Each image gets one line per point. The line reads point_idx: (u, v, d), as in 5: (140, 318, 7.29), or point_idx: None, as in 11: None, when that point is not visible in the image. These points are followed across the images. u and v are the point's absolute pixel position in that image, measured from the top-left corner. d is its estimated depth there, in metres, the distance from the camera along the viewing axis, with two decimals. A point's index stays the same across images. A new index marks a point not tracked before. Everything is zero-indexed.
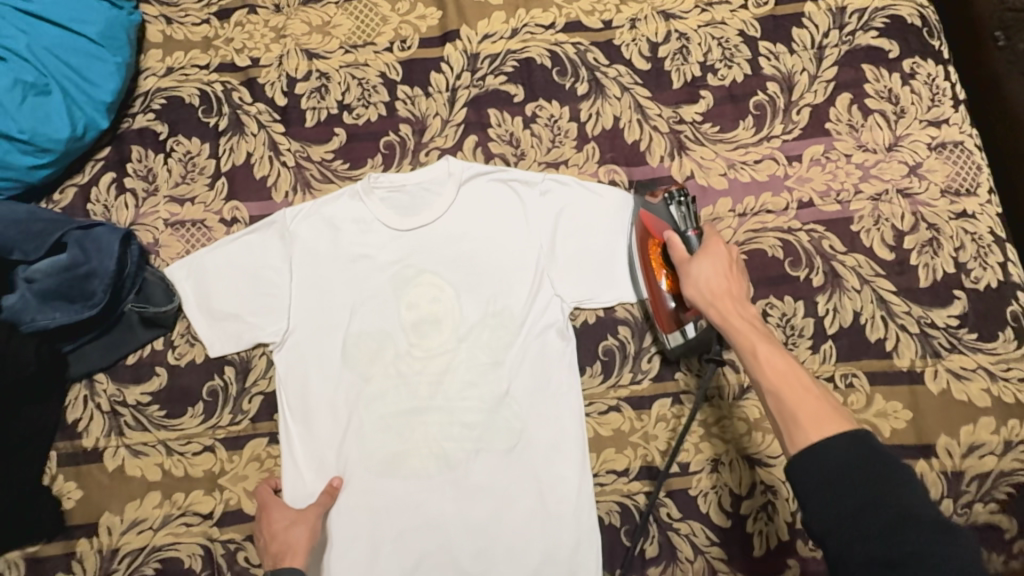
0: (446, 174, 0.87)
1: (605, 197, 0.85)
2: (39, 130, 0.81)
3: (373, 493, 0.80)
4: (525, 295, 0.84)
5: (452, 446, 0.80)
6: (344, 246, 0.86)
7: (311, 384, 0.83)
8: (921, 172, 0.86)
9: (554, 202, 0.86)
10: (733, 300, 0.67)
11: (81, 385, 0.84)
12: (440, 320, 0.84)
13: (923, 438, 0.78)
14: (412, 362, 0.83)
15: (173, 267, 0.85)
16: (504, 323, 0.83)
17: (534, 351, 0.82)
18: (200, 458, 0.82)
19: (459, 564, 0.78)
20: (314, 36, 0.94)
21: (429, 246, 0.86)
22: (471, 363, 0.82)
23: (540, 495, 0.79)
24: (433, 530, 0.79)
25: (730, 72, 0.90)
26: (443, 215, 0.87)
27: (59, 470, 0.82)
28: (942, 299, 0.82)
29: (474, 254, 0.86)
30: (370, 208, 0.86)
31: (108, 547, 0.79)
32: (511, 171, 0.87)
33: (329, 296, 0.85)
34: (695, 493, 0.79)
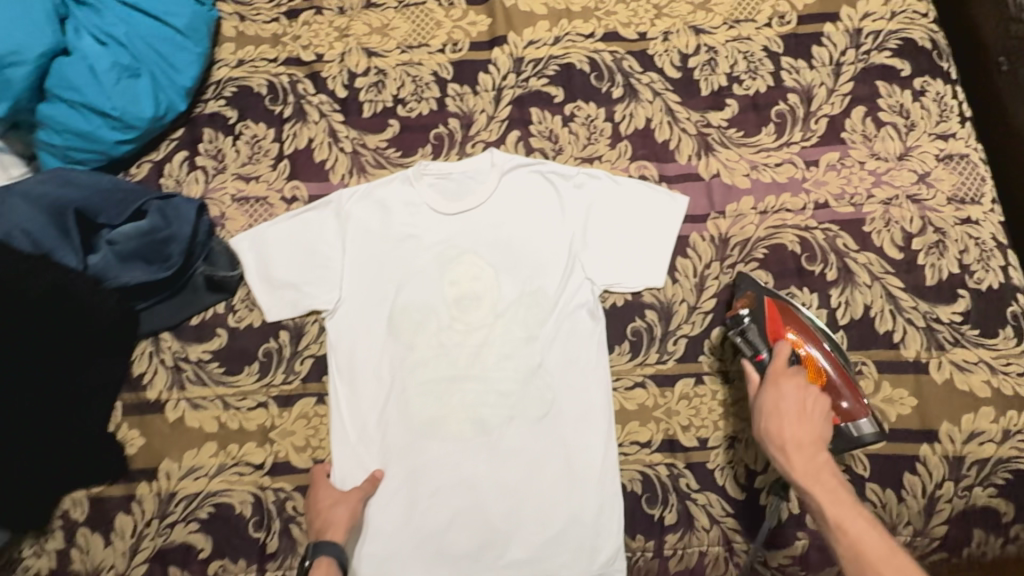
0: (489, 164, 0.95)
1: (636, 191, 0.93)
2: (128, 109, 0.89)
3: (412, 452, 0.86)
4: (559, 277, 0.91)
5: (488, 413, 0.87)
6: (394, 226, 0.93)
7: (359, 350, 0.90)
8: (929, 181, 0.93)
9: (588, 194, 0.94)
10: (801, 452, 0.72)
11: (147, 342, 0.91)
12: (480, 297, 0.91)
13: (927, 423, 0.84)
14: (453, 335, 0.89)
15: (237, 238, 0.92)
16: (539, 301, 0.90)
17: (565, 328, 0.89)
18: (254, 413, 0.89)
19: (491, 521, 0.84)
20: (374, 37, 1.03)
21: (472, 228, 0.93)
22: (508, 337, 0.89)
23: (567, 460, 0.85)
24: (469, 489, 0.85)
25: (754, 83, 0.98)
26: (486, 201, 0.94)
27: (124, 419, 0.89)
28: (947, 297, 0.88)
29: (513, 238, 0.93)
30: (419, 192, 0.94)
31: (166, 490, 0.86)
32: (549, 164, 0.95)
33: (379, 271, 0.92)
34: (712, 467, 0.85)
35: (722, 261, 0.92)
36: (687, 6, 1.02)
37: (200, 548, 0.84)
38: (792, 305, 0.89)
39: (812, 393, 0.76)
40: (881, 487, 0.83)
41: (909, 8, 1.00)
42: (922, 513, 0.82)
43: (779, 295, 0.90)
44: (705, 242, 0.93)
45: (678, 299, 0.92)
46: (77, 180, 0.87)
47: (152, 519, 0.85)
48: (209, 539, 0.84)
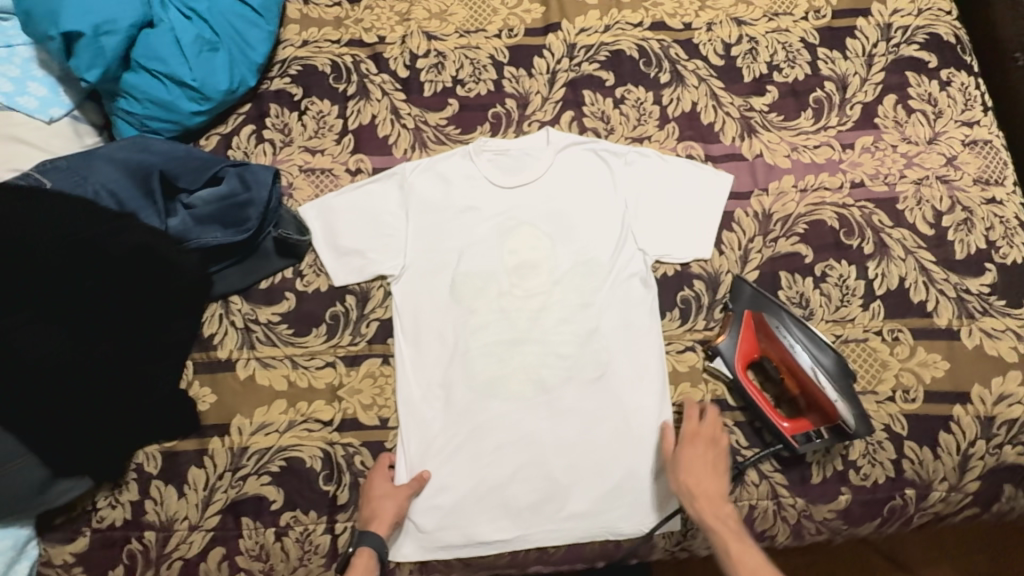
0: (545, 142, 1.00)
1: (684, 169, 0.98)
2: (207, 81, 0.94)
3: (475, 410, 0.89)
4: (614, 247, 0.95)
5: (547, 374, 0.90)
6: (454, 197, 0.97)
7: (422, 314, 0.93)
8: (957, 164, 1.00)
9: (639, 171, 0.99)
10: (709, 499, 0.81)
11: (217, 304, 0.94)
12: (538, 265, 0.95)
13: (960, 386, 0.90)
14: (512, 300, 0.93)
15: (306, 208, 0.97)
16: (594, 269, 0.94)
17: (620, 296, 0.94)
18: (323, 372, 0.92)
19: (551, 475, 0.88)
20: (433, 21, 1.08)
21: (530, 201, 0.97)
22: (565, 302, 0.93)
23: (623, 419, 0.89)
24: (530, 446, 0.88)
25: (793, 72, 1.05)
26: (542, 175, 0.98)
27: (195, 376, 0.92)
28: (975, 270, 0.95)
29: (569, 210, 0.97)
30: (479, 166, 0.98)
31: (238, 445, 0.89)
32: (602, 142, 1.00)
33: (440, 240, 0.95)
34: (759, 426, 0.89)
35: (765, 235, 0.97)
36: None
37: (272, 500, 0.87)
38: (830, 276, 0.95)
39: (714, 455, 0.84)
40: (919, 445, 0.88)
41: (934, 6, 1.08)
42: (956, 469, 0.88)
43: (817, 267, 0.95)
44: (749, 217, 0.98)
45: (724, 270, 0.96)
46: (157, 147, 0.91)
47: (225, 472, 0.88)
48: (281, 491, 0.87)
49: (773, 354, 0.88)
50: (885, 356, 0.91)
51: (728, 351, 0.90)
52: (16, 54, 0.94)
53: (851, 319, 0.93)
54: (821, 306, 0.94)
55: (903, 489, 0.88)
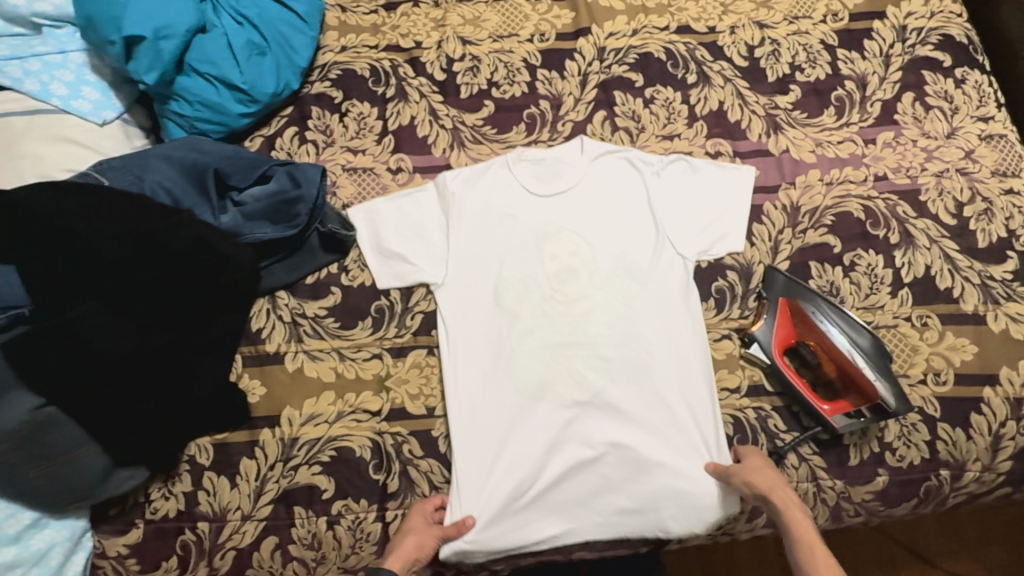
0: (580, 150, 1.02)
1: (717, 177, 1.01)
2: (256, 84, 0.97)
3: (523, 413, 0.91)
4: (653, 252, 0.97)
5: (593, 376, 0.92)
6: (494, 205, 1.00)
7: (466, 320, 0.95)
8: (974, 157, 1.04)
9: (672, 178, 1.01)
10: (785, 492, 0.83)
11: (264, 299, 0.97)
12: (579, 270, 0.97)
13: (989, 369, 0.93)
14: (555, 305, 0.95)
15: (354, 210, 0.99)
16: (634, 273, 0.96)
17: (661, 298, 0.95)
18: (370, 363, 0.94)
19: (601, 474, 0.89)
20: (468, 27, 1.13)
21: (567, 208, 1.00)
22: (607, 306, 0.95)
23: (669, 417, 0.91)
24: (580, 448, 0.90)
25: (814, 71, 1.09)
26: (578, 183, 1.00)
27: (244, 369, 0.94)
28: (997, 257, 0.98)
29: (606, 216, 0.99)
30: (516, 176, 1.01)
31: (289, 435, 0.91)
32: (635, 152, 1.02)
33: (482, 247, 0.97)
34: (796, 410, 0.92)
35: (794, 227, 1.01)
36: (751, 4, 1.13)
37: (323, 489, 0.89)
38: (859, 265, 0.98)
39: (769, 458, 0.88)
40: (952, 427, 0.91)
41: (946, 9, 1.13)
42: (988, 449, 0.91)
43: (846, 257, 0.99)
44: (778, 210, 1.02)
45: (756, 261, 0.99)
46: (206, 146, 0.94)
47: (276, 462, 0.90)
48: (332, 480, 0.89)
49: (808, 337, 0.92)
50: (915, 341, 0.94)
51: (765, 338, 0.93)
52: (69, 59, 0.98)
53: (881, 306, 0.96)
54: (851, 294, 0.97)
55: (938, 469, 0.90)
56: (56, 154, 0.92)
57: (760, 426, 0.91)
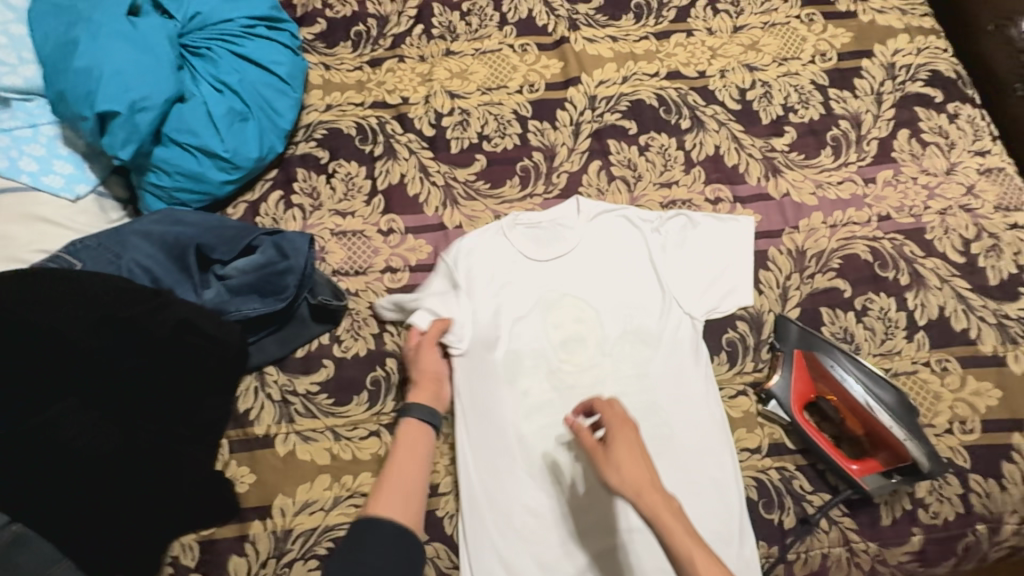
0: (576, 211, 0.99)
1: (721, 225, 0.99)
2: (238, 151, 0.93)
3: (539, 498, 0.85)
4: (659, 313, 0.94)
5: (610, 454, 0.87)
6: (492, 273, 0.95)
7: (471, 397, 0.89)
8: (976, 192, 1.02)
9: (672, 232, 0.98)
10: (656, 493, 0.69)
11: (252, 377, 0.91)
12: (586, 337, 0.92)
13: (1016, 413, 0.89)
14: (564, 376, 0.91)
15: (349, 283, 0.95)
16: (643, 337, 0.92)
17: (672, 363, 0.91)
18: (367, 442, 0.88)
19: (627, 561, 0.83)
20: (455, 81, 1.10)
21: (569, 273, 0.96)
22: (618, 375, 0.91)
23: (696, 493, 0.85)
24: (601, 533, 0.84)
25: (808, 112, 1.08)
26: (576, 245, 0.97)
27: (232, 456, 0.87)
28: (1011, 294, 0.96)
29: (609, 279, 0.95)
30: (513, 241, 0.96)
31: (281, 527, 0.84)
32: (631, 209, 1.00)
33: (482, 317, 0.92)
34: (821, 468, 0.87)
35: (801, 272, 0.98)
36: (739, 47, 1.13)
37: None
38: (871, 309, 0.95)
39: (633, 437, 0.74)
40: (983, 478, 0.87)
41: (932, 45, 1.13)
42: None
43: (857, 301, 0.96)
44: (784, 255, 0.99)
45: (765, 309, 0.96)
46: (189, 219, 0.89)
47: (269, 558, 0.82)
48: None
49: (830, 392, 0.87)
50: (937, 387, 0.91)
51: (783, 393, 0.89)
52: (41, 133, 0.93)
53: (898, 352, 0.93)
54: (867, 340, 0.94)
55: (975, 524, 0.85)
56: (26, 235, 0.87)
57: (785, 488, 0.86)
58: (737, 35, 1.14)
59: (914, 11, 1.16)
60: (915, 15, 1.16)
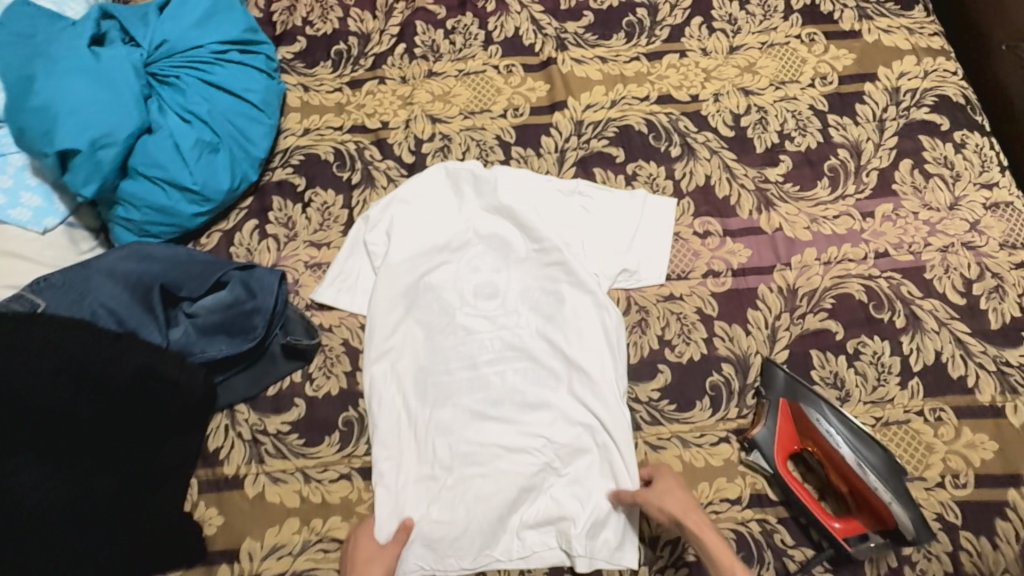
0: (450, 251, 0.96)
1: (412, 230, 0.97)
2: (208, 183, 0.91)
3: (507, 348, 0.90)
4: (429, 240, 0.96)
5: (476, 377, 0.89)
6: (467, 287, 0.94)
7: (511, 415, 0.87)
8: (981, 229, 0.97)
9: (437, 269, 0.95)
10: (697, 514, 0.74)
11: (223, 414, 0.89)
12: (451, 370, 0.89)
13: (1010, 468, 0.85)
14: (386, 323, 0.92)
15: (321, 293, 0.94)
16: (443, 292, 0.94)
17: (416, 286, 0.94)
18: (337, 485, 0.86)
19: (449, 296, 0.93)
20: (437, 104, 1.07)
21: (493, 247, 0.96)
22: (471, 378, 0.89)
23: (432, 322, 0.92)
24: (467, 317, 0.92)
25: (805, 140, 1.03)
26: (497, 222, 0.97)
27: (200, 497, 0.85)
28: (1012, 340, 0.91)
29: (448, 280, 0.94)
30: (487, 280, 0.94)
31: (249, 572, 0.82)
32: (470, 237, 0.96)
33: (489, 284, 0.94)
34: (804, 521, 0.83)
35: (792, 311, 0.94)
36: (734, 69, 1.08)
37: None
38: (864, 353, 0.91)
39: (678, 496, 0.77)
40: (975, 535, 0.83)
41: (941, 67, 1.07)
42: (1018, 560, 0.82)
43: (850, 344, 0.92)
44: (774, 293, 0.95)
45: (752, 350, 0.92)
46: (157, 254, 0.88)
47: None
48: None
49: (814, 446, 0.84)
50: (929, 438, 0.87)
51: (766, 442, 0.85)
52: (8, 163, 0.91)
53: (890, 399, 0.89)
54: (858, 386, 0.90)
55: None
56: None
57: (765, 542, 0.83)
58: (733, 56, 1.08)
59: (923, 30, 1.10)
60: (923, 34, 1.09)
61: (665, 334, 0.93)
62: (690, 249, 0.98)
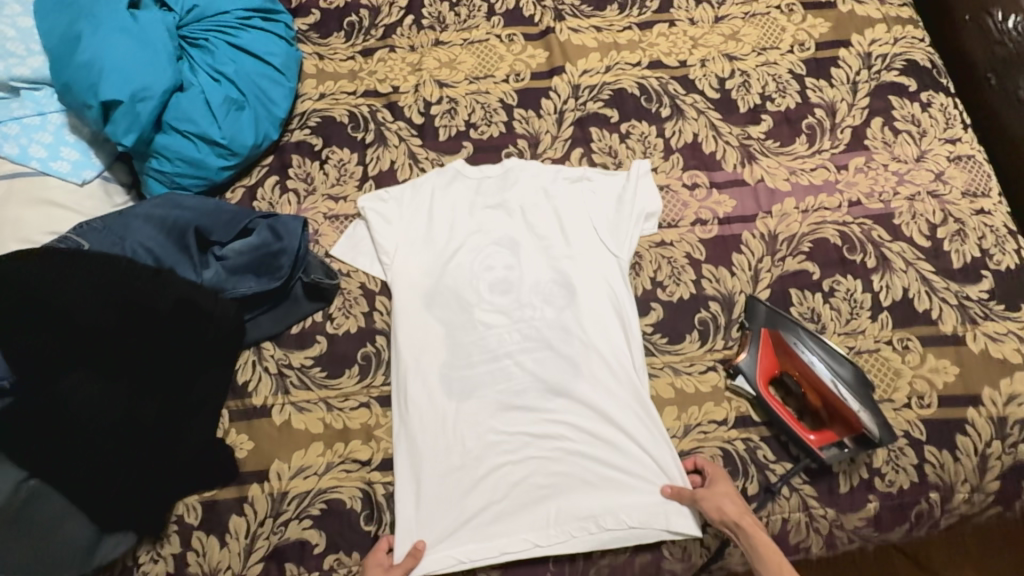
0: (463, 247, 1.01)
1: (425, 227, 1.02)
2: (235, 138, 0.98)
3: (525, 340, 0.96)
4: (443, 237, 1.02)
5: (497, 369, 0.94)
6: (484, 282, 0.99)
7: (533, 403, 0.92)
8: (945, 179, 1.06)
9: (453, 266, 1.00)
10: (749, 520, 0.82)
11: (250, 351, 0.96)
12: (473, 363, 0.95)
13: (970, 389, 0.94)
14: (407, 321, 0.97)
15: (338, 250, 1.02)
16: (460, 288, 0.99)
17: (434, 284, 0.99)
18: (357, 412, 0.94)
19: (467, 292, 0.98)
20: (444, 70, 1.14)
21: (506, 245, 1.02)
22: (491, 370, 0.94)
23: (452, 318, 0.97)
24: (485, 312, 0.98)
25: (785, 100, 1.12)
26: (507, 222, 1.03)
27: (231, 425, 0.92)
28: (973, 277, 1.00)
29: (464, 276, 0.99)
30: (502, 276, 1.00)
31: (278, 490, 0.90)
32: (482, 233, 1.02)
33: (505, 279, 1.00)
34: (784, 439, 0.92)
35: (773, 255, 1.02)
36: (719, 37, 1.16)
37: (315, 543, 0.87)
38: (838, 291, 1.00)
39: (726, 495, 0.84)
40: (938, 449, 0.91)
41: (909, 35, 1.16)
42: (976, 470, 0.91)
43: (826, 283, 1.00)
44: (756, 239, 1.03)
45: (736, 290, 1.00)
46: (188, 203, 0.95)
47: (266, 518, 0.88)
48: (324, 534, 0.88)
49: (792, 369, 0.92)
50: (897, 364, 0.95)
51: (749, 368, 0.93)
52: (48, 121, 0.98)
53: (862, 331, 0.97)
54: (832, 320, 0.98)
55: (928, 492, 0.90)
56: (35, 216, 0.93)
57: (749, 458, 0.91)
58: (718, 26, 1.17)
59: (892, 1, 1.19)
60: (893, 5, 1.18)
61: (657, 276, 1.01)
62: (679, 199, 1.06)
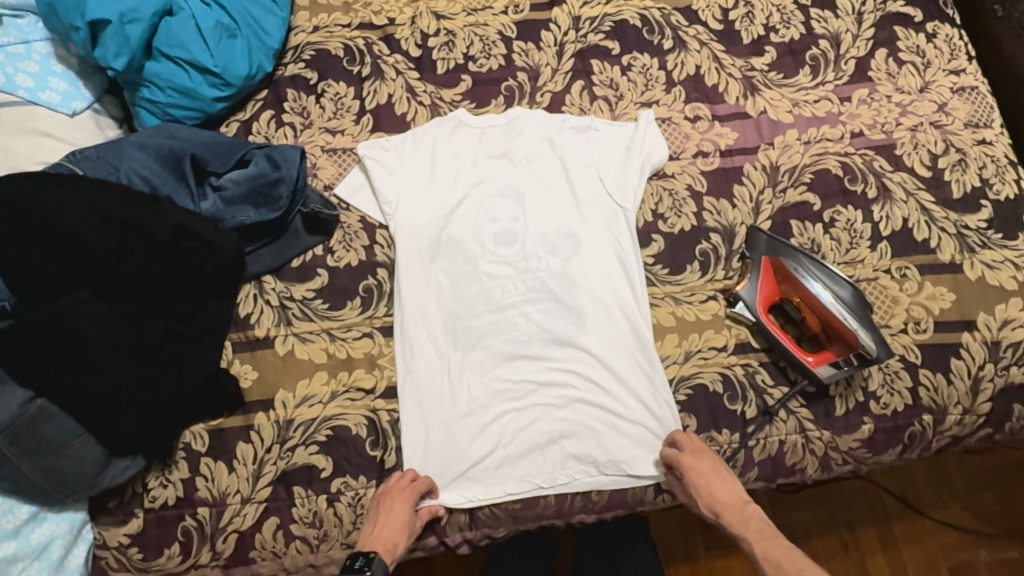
0: (469, 198, 1.00)
1: (428, 176, 1.00)
2: (228, 66, 0.96)
3: (530, 289, 0.96)
4: (448, 188, 1.00)
5: (502, 319, 0.95)
6: (489, 234, 0.99)
7: (538, 351, 0.93)
8: (948, 110, 1.05)
9: (457, 217, 0.99)
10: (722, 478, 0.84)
11: (251, 285, 0.96)
12: (478, 313, 0.95)
13: (965, 315, 0.95)
14: (412, 272, 0.96)
15: (340, 189, 1.00)
16: (465, 239, 0.98)
17: (438, 234, 0.98)
18: (360, 342, 0.94)
19: (472, 243, 0.98)
20: (441, 2, 1.12)
21: (511, 195, 1.00)
22: (497, 319, 0.94)
23: (457, 269, 0.97)
24: (490, 263, 0.97)
25: (789, 32, 1.10)
26: (512, 172, 1.01)
27: (235, 356, 0.93)
28: (973, 207, 1.00)
29: (469, 227, 0.99)
30: (508, 228, 0.99)
31: (284, 418, 0.91)
32: (488, 184, 1.01)
33: (510, 230, 0.99)
34: (783, 365, 0.94)
35: (774, 186, 1.02)
36: None
37: (322, 468, 0.89)
38: (839, 221, 1.00)
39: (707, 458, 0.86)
40: (932, 372, 0.93)
41: None
42: (969, 393, 0.93)
43: (827, 214, 1.00)
44: (758, 170, 1.03)
45: (737, 222, 1.00)
46: (182, 133, 0.94)
47: (273, 444, 0.89)
48: (330, 459, 0.89)
49: (793, 295, 0.93)
50: (895, 292, 0.96)
51: (749, 296, 0.94)
52: (33, 50, 0.95)
53: (861, 260, 0.98)
54: (832, 250, 0.99)
55: (921, 414, 0.92)
56: (26, 145, 0.91)
57: (749, 382, 0.93)
58: None
59: None
60: None
61: (658, 208, 1.01)
62: (681, 132, 1.05)
